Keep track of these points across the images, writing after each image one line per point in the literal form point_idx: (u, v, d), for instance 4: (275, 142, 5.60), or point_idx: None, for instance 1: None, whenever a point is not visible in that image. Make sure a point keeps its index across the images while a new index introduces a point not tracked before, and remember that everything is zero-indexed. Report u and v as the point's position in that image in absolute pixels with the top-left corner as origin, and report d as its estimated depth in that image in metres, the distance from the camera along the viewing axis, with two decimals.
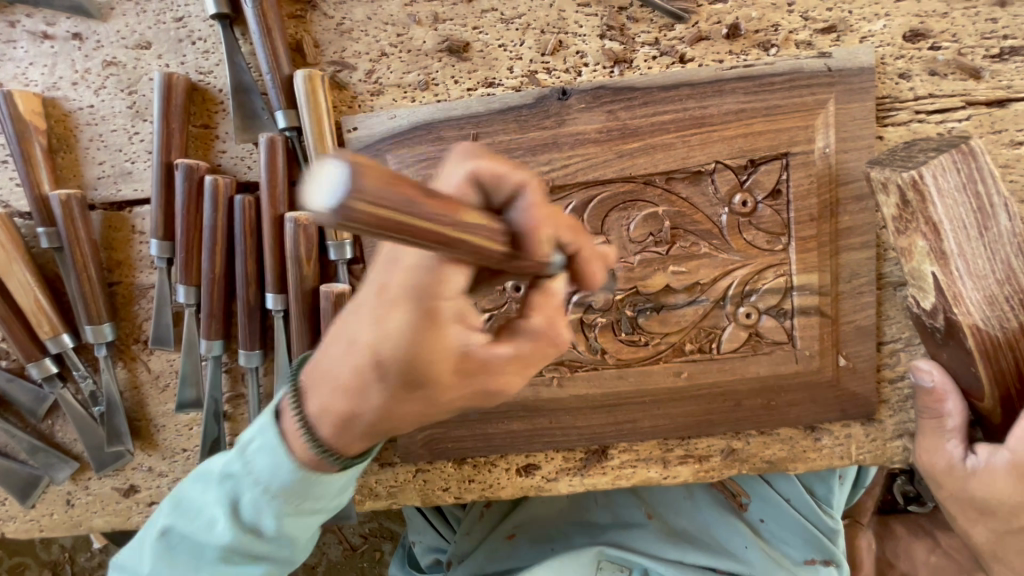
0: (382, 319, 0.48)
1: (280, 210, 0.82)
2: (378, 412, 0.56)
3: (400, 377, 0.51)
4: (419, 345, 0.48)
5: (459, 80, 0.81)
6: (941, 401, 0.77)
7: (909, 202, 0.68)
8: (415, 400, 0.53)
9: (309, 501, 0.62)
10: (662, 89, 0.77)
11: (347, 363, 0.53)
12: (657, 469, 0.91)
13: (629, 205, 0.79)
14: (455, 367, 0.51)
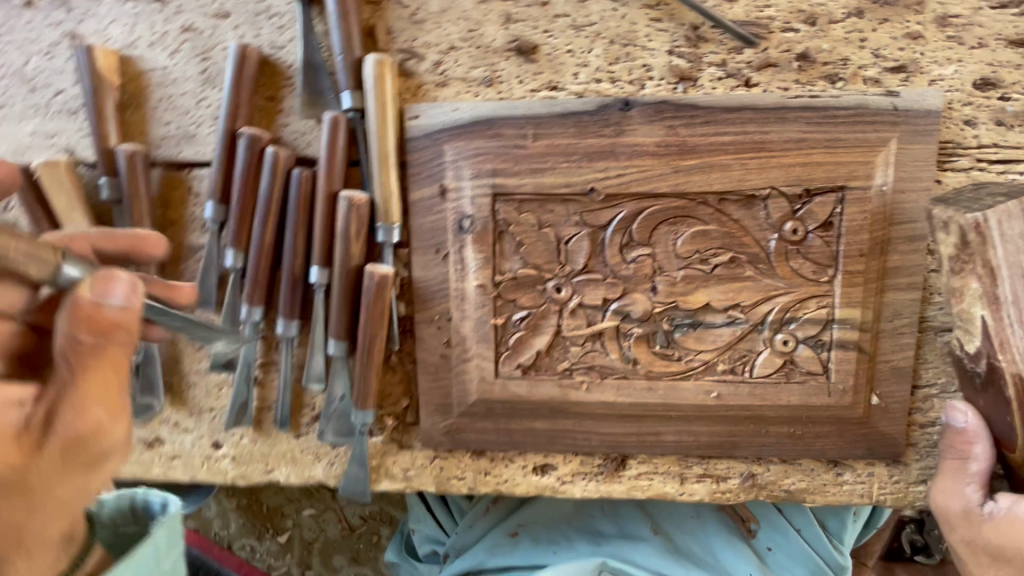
0: None
1: (336, 187, 0.84)
2: (29, 513, 0.56)
3: (7, 487, 0.54)
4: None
5: (523, 81, 0.83)
6: (969, 443, 0.75)
7: (969, 243, 0.68)
8: (75, 479, 0.58)
9: None
10: (725, 110, 0.78)
11: None
12: (674, 484, 0.91)
13: (679, 220, 0.79)
14: (15, 446, 0.53)
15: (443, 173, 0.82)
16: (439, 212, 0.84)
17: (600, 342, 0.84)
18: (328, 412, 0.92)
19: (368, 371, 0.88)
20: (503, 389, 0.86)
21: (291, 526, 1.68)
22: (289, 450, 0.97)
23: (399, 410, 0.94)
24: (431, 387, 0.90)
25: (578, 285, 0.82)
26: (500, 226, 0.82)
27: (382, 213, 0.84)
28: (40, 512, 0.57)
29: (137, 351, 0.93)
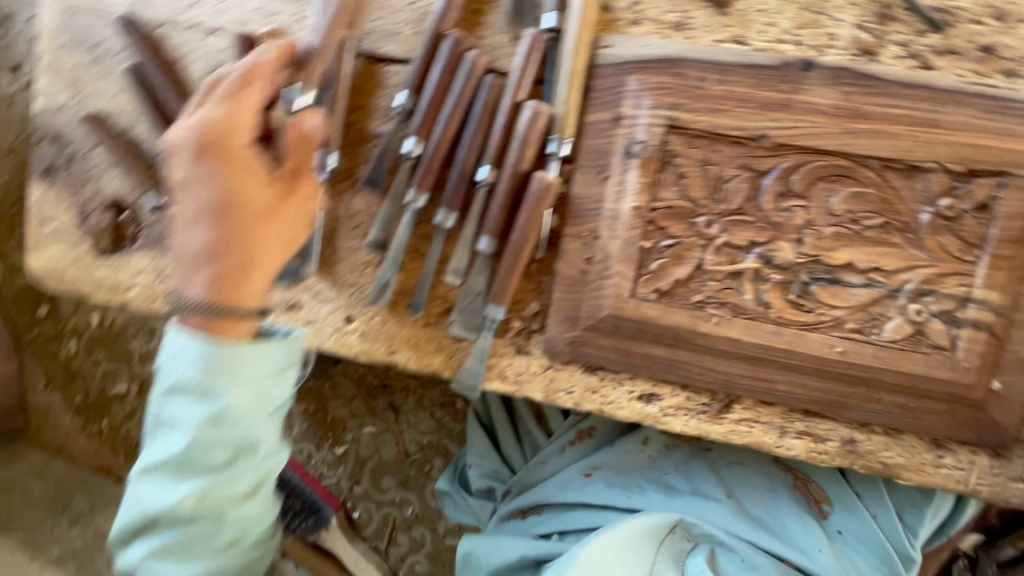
0: (237, 179, 0.77)
1: (521, 97, 0.93)
2: (247, 250, 0.80)
3: (268, 217, 0.80)
4: (241, 188, 0.77)
5: (712, 31, 0.90)
6: None
7: None
8: (271, 228, 0.81)
9: (224, 372, 0.80)
10: (902, 86, 0.83)
11: (213, 224, 0.79)
12: (773, 436, 0.95)
13: (838, 179, 0.85)
14: (274, 194, 0.80)
15: (624, 101, 0.90)
16: (611, 136, 0.91)
17: (737, 281, 0.89)
18: (464, 304, 1.01)
19: (512, 270, 0.96)
20: (635, 309, 0.93)
21: (350, 440, 1.77)
22: (414, 336, 1.05)
23: (526, 316, 1.01)
24: (565, 297, 0.97)
25: (728, 224, 0.88)
26: (667, 157, 0.89)
27: (559, 127, 0.92)
28: (271, 248, 0.82)
29: None
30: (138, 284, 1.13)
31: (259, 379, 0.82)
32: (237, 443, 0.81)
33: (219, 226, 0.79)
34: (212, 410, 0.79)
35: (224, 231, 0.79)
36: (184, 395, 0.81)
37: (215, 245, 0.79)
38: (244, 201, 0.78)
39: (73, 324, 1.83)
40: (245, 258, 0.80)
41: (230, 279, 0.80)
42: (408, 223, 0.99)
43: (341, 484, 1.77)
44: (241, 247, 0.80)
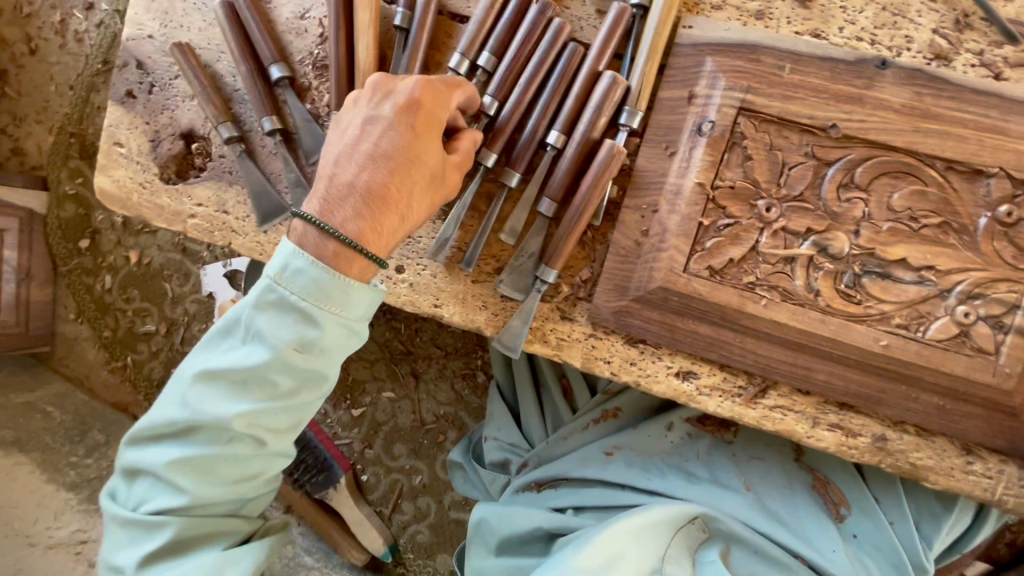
0: (426, 149, 0.89)
1: (599, 68, 0.96)
2: (403, 208, 0.90)
3: (431, 190, 0.91)
4: (426, 155, 0.89)
5: (792, 23, 0.93)
6: None
7: None
8: (430, 198, 0.92)
9: (329, 302, 0.84)
10: (975, 92, 0.86)
11: (388, 175, 0.88)
12: (806, 425, 0.97)
13: (901, 175, 0.87)
14: (445, 172, 0.92)
15: (699, 81, 0.93)
16: (681, 113, 0.94)
17: (790, 266, 0.92)
18: (514, 265, 1.03)
19: (569, 235, 0.98)
20: (686, 283, 0.94)
21: (367, 403, 1.79)
22: (461, 292, 1.08)
23: (575, 283, 1.03)
24: (616, 266, 0.99)
25: (788, 209, 0.91)
26: (735, 138, 0.92)
27: (633, 100, 0.95)
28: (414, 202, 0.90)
29: None
30: (198, 213, 1.16)
31: (348, 323, 0.87)
32: (307, 374, 0.86)
33: (388, 166, 0.88)
34: (307, 335, 0.84)
35: (388, 171, 0.88)
36: (282, 309, 0.84)
37: (372, 180, 0.88)
38: (417, 158, 0.89)
39: (112, 259, 1.86)
40: (392, 198, 0.88)
41: (378, 219, 0.88)
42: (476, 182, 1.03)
43: (353, 446, 1.79)
44: (391, 191, 0.89)
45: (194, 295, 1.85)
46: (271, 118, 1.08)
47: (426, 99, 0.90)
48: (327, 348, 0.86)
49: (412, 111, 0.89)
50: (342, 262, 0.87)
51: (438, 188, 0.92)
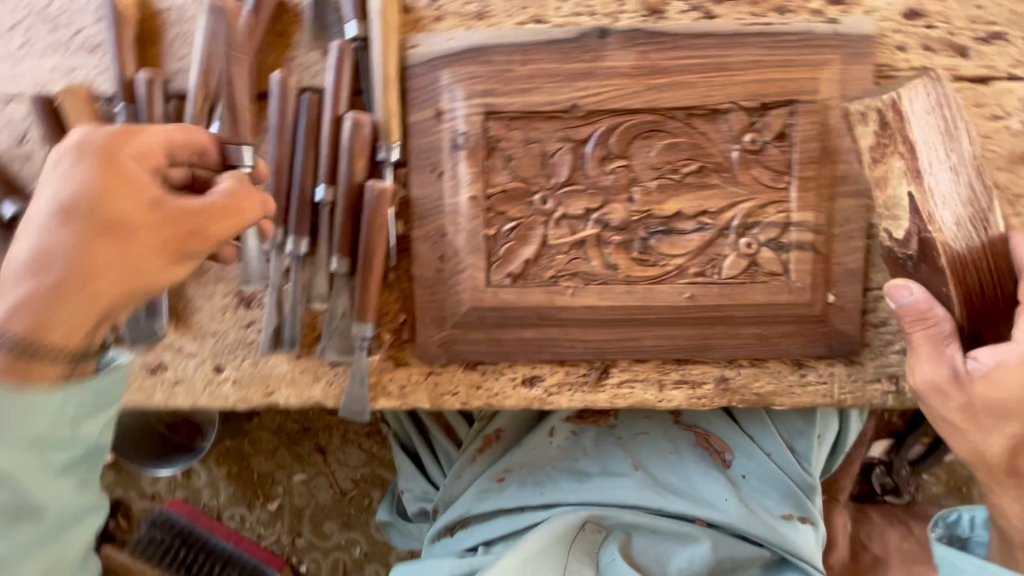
0: (135, 199, 0.70)
1: (341, 110, 0.91)
2: (88, 276, 0.67)
3: (156, 247, 0.72)
4: (139, 207, 0.70)
5: (511, 15, 0.91)
6: (925, 311, 0.79)
7: (888, 125, 0.78)
8: (150, 257, 0.71)
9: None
10: (690, 37, 0.87)
11: (71, 242, 0.67)
12: (654, 391, 0.98)
13: (651, 134, 0.89)
14: (168, 229, 0.72)
15: (440, 97, 0.90)
16: (435, 132, 0.91)
17: (584, 250, 0.92)
18: (330, 329, 0.98)
19: (369, 284, 0.93)
20: (494, 297, 0.93)
21: (281, 493, 1.68)
22: (287, 372, 1.02)
23: (397, 326, 1.00)
24: (427, 300, 0.96)
25: (562, 196, 0.90)
26: (491, 143, 0.90)
27: (384, 133, 0.91)
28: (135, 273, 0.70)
29: None
30: None
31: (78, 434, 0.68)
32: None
33: (82, 223, 0.67)
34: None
35: (84, 236, 0.68)
36: None
37: (57, 251, 0.66)
38: (123, 211, 0.69)
39: None
40: (90, 270, 0.67)
41: (59, 305, 0.65)
42: (278, 265, 0.96)
43: (282, 540, 1.67)
44: (81, 262, 0.67)
45: None
46: None
47: (126, 151, 0.72)
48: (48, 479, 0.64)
49: (126, 150, 0.73)
50: (2, 368, 0.62)
51: (167, 251, 0.72)
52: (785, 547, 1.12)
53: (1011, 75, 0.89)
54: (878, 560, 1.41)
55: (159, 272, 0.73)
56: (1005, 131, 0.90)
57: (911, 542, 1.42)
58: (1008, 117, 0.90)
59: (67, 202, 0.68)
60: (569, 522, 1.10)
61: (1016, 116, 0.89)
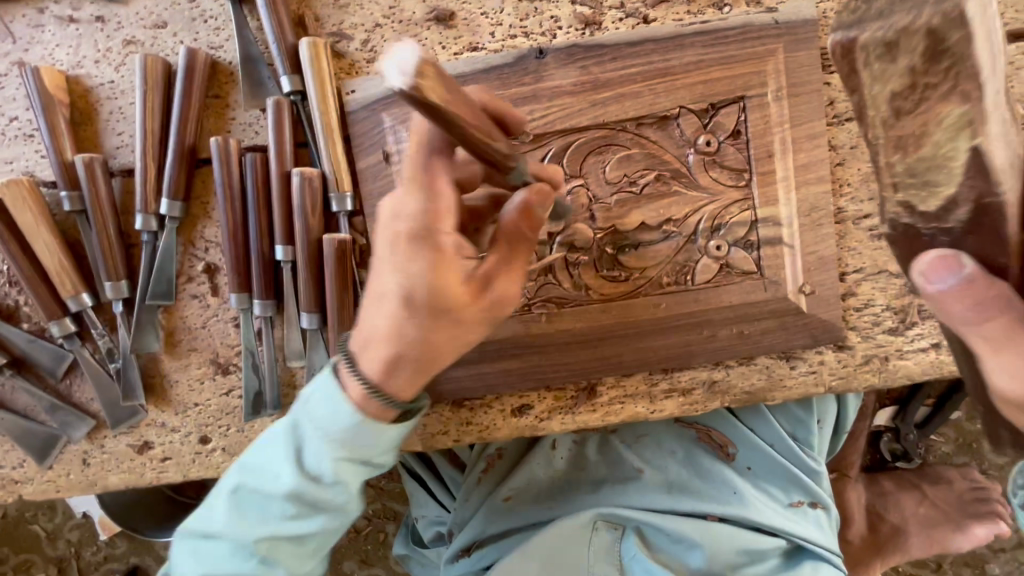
0: (406, 261, 0.66)
1: (287, 167, 0.88)
2: (424, 347, 0.72)
3: (429, 310, 0.68)
4: (424, 274, 0.66)
5: (446, 46, 0.90)
6: (980, 288, 0.58)
7: (937, 47, 0.54)
8: (440, 328, 0.70)
9: (348, 445, 0.76)
10: (629, 45, 0.85)
11: (387, 317, 0.70)
12: (645, 403, 0.97)
13: (604, 149, 0.87)
14: (502, 279, 0.72)
15: (386, 139, 0.88)
16: (387, 176, 0.89)
17: (553, 274, 0.90)
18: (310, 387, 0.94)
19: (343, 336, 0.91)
20: None
21: None
22: None
23: None
24: None
25: None
26: None
27: (333, 184, 0.89)
28: (505, 304, 0.72)
29: (116, 358, 0.96)
30: None
31: (318, 437, 0.76)
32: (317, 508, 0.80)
33: (464, 285, 0.69)
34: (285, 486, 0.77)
35: (424, 325, 0.70)
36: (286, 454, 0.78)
37: (410, 338, 0.70)
38: (450, 279, 0.67)
39: None
40: (432, 352, 0.72)
41: (413, 373, 0.75)
42: (249, 329, 0.95)
43: None
44: (440, 336, 0.71)
45: (70, 521, 1.61)
46: None
47: (447, 207, 0.66)
48: (349, 491, 0.79)
49: (432, 205, 0.66)
50: (363, 405, 0.74)
51: (499, 280, 0.71)
52: (798, 536, 1.13)
53: None
54: (898, 530, 1.40)
55: (472, 333, 0.73)
56: None
57: (927, 506, 1.41)
58: None
59: (408, 290, 0.67)
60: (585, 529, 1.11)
61: None
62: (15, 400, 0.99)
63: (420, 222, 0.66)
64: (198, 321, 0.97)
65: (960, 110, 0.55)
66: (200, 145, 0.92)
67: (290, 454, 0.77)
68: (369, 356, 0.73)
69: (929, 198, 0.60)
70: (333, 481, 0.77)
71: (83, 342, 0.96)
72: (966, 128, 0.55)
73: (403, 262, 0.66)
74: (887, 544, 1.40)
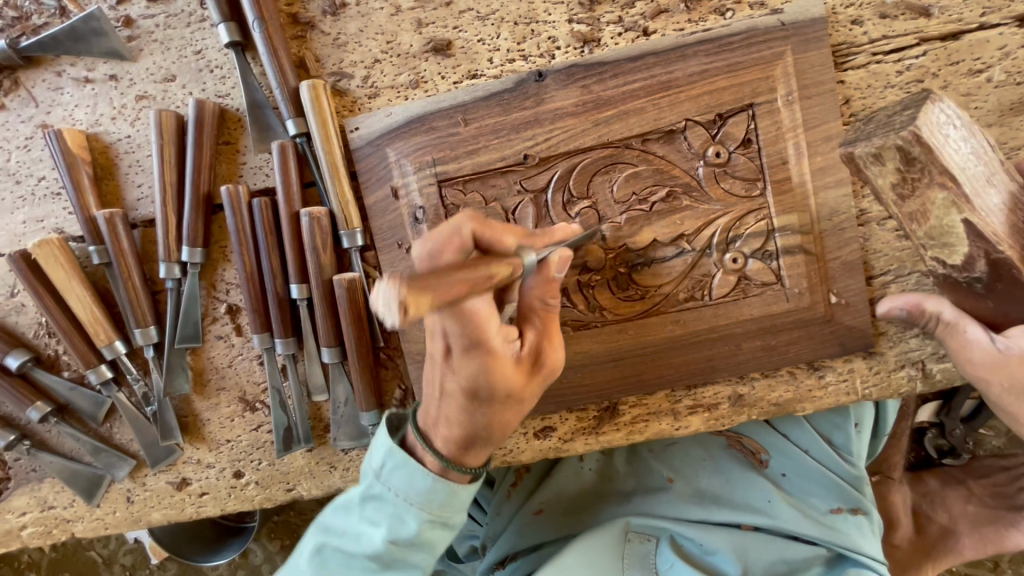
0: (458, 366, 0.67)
1: (295, 207, 0.90)
2: (489, 427, 0.72)
3: (487, 400, 0.69)
4: (471, 380, 0.67)
5: (445, 76, 0.90)
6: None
7: (913, 160, 0.64)
8: (509, 409, 0.71)
9: (435, 506, 0.75)
10: (630, 60, 0.83)
11: (455, 411, 0.72)
12: (669, 421, 0.94)
13: (610, 168, 0.85)
14: (551, 342, 0.73)
15: (392, 173, 0.89)
16: (395, 210, 0.90)
17: (566, 299, 0.90)
18: (336, 419, 0.96)
19: (362, 369, 0.93)
20: None
21: None
22: (306, 465, 1.01)
23: (398, 402, 0.97)
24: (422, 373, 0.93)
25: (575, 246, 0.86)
26: (450, 210, 0.88)
27: (342, 222, 0.90)
28: (557, 367, 0.74)
29: (153, 401, 0.99)
30: (27, 522, 1.06)
31: (398, 500, 0.75)
32: (402, 570, 0.76)
33: (527, 367, 0.71)
34: (371, 546, 0.75)
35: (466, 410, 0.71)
36: (365, 514, 0.77)
37: (475, 425, 0.72)
38: (469, 382, 0.67)
39: (26, 558, 1.71)
40: (501, 426, 0.73)
41: (483, 445, 0.74)
42: (272, 367, 0.97)
43: None
44: (507, 415, 0.72)
45: (123, 547, 1.69)
46: (33, 406, 0.98)
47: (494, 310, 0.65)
48: (429, 553, 0.77)
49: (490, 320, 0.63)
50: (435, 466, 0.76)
51: (547, 351, 0.72)
52: (838, 544, 1.08)
53: (984, 23, 0.82)
54: (947, 531, 1.35)
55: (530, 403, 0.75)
56: (989, 84, 0.83)
57: (976, 504, 1.36)
58: (988, 68, 0.83)
59: (473, 392, 0.68)
60: (616, 538, 1.07)
61: (998, 66, 0.82)
62: (62, 444, 1.04)
63: (472, 338, 0.63)
64: (224, 360, 1.00)
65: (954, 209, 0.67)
66: (214, 192, 0.94)
67: (371, 516, 0.76)
68: (434, 433, 0.75)
69: (951, 254, 0.71)
70: (412, 543, 0.75)
71: (120, 387, 1.00)
72: (955, 206, 0.66)
73: (464, 369, 0.67)
74: (935, 546, 1.35)
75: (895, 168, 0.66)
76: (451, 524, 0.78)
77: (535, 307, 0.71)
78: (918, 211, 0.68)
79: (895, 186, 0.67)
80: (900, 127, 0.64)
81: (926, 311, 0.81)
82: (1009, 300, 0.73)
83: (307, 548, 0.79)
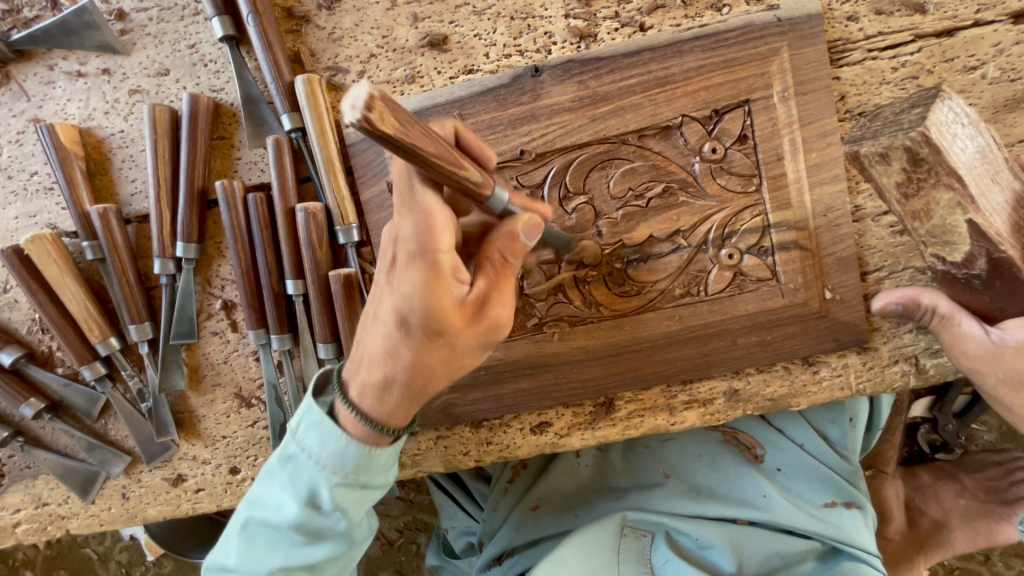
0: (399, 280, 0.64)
1: (291, 202, 0.90)
2: (412, 368, 0.68)
3: (415, 330, 0.65)
4: (404, 299, 0.64)
5: (442, 71, 0.90)
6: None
7: (919, 160, 0.65)
8: (437, 348, 0.67)
9: (348, 469, 0.74)
10: (626, 56, 0.83)
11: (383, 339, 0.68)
12: (665, 416, 0.95)
13: (606, 164, 0.86)
14: (501, 300, 0.67)
15: (388, 168, 0.88)
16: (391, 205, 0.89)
17: (563, 294, 0.90)
18: None
19: None
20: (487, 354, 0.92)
21: None
22: None
23: None
24: None
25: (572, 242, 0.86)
26: None
27: (338, 217, 0.90)
28: (497, 326, 0.67)
29: (148, 398, 0.99)
30: (22, 519, 1.06)
31: (312, 465, 0.75)
32: (328, 534, 0.77)
33: (467, 312, 0.65)
34: (293, 514, 0.75)
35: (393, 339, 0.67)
36: (284, 483, 0.76)
37: (399, 357, 0.68)
38: (401, 301, 0.64)
39: (21, 555, 1.70)
40: (428, 373, 0.69)
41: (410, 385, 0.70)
42: (268, 363, 0.97)
43: None
44: (434, 357, 0.67)
45: (119, 544, 1.69)
46: (27, 402, 0.98)
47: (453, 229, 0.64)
48: (350, 518, 0.77)
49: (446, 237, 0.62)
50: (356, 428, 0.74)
51: (491, 304, 0.66)
52: (832, 538, 1.09)
53: (978, 21, 0.83)
54: (940, 525, 1.37)
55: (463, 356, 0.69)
56: (983, 80, 0.83)
57: (968, 498, 1.37)
58: (983, 65, 0.83)
59: (404, 315, 0.65)
60: (613, 534, 1.08)
61: (992, 63, 0.83)
62: (56, 440, 1.03)
63: (417, 243, 0.62)
64: (220, 356, 1.00)
65: (959, 213, 0.67)
66: (209, 187, 0.94)
67: (289, 482, 0.76)
68: (359, 376, 0.73)
69: (952, 252, 0.72)
70: (331, 508, 0.75)
71: (115, 383, 1.00)
72: (958, 207, 0.67)
73: (400, 283, 0.64)
74: (927, 539, 1.36)
75: (899, 168, 0.67)
76: (372, 486, 0.77)
77: (493, 256, 0.66)
78: (921, 210, 0.70)
79: (900, 185, 0.69)
80: (908, 128, 0.65)
81: (922, 305, 0.82)
82: (1004, 296, 0.75)
83: (235, 521, 0.80)
